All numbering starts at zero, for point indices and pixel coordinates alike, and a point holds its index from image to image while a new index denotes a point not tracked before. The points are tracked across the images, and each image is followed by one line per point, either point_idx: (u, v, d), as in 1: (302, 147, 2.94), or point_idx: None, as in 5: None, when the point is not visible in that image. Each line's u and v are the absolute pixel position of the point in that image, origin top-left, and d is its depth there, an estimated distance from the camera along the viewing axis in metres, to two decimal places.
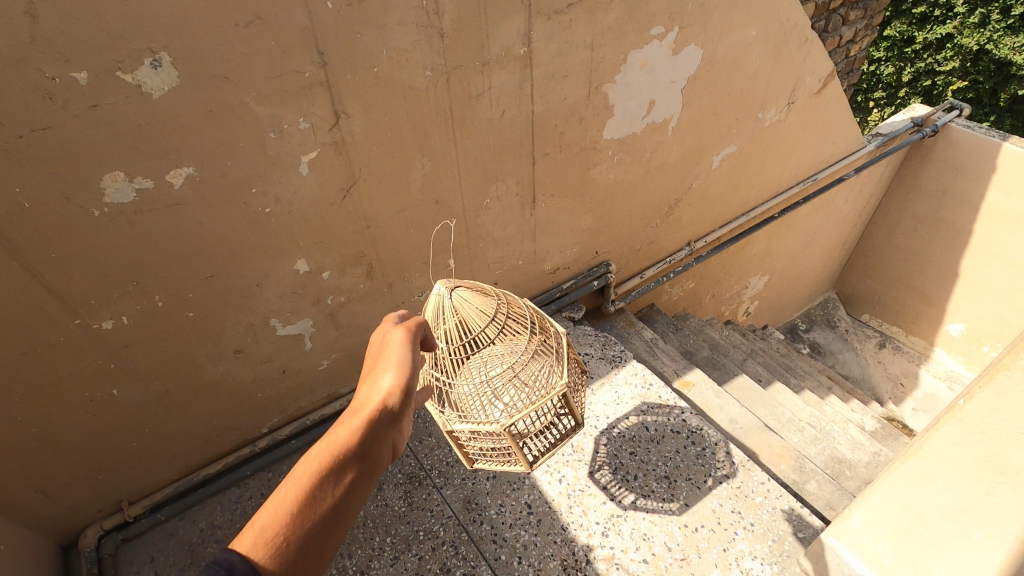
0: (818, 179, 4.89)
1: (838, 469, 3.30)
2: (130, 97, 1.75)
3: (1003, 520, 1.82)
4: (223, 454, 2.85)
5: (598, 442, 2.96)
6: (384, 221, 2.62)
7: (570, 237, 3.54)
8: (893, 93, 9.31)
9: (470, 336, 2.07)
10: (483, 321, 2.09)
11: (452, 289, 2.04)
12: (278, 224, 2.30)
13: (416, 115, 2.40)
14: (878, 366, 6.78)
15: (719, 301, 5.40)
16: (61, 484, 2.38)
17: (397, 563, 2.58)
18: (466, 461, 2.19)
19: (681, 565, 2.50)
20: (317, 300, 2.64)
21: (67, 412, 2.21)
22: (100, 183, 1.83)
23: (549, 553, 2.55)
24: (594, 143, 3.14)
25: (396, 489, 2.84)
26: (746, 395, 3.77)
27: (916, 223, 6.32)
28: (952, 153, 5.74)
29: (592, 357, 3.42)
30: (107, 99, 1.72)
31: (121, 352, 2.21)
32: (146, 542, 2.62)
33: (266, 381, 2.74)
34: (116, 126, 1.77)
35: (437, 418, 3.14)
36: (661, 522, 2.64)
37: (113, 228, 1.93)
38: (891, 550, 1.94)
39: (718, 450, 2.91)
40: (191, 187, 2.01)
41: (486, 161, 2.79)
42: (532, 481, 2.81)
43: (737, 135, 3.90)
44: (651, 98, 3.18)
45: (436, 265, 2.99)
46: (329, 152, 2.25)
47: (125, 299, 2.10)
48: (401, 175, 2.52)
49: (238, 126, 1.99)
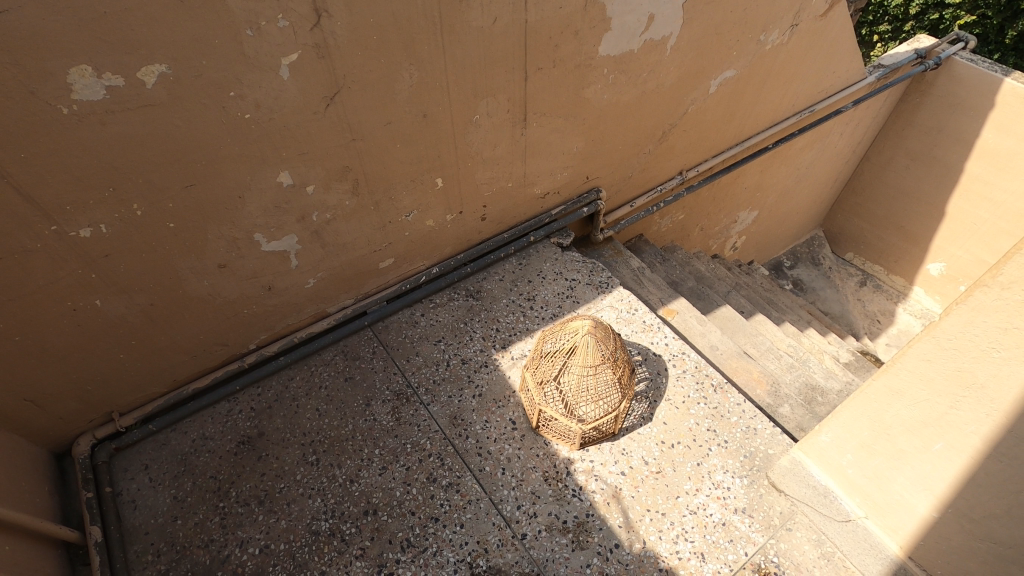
0: (815, 111, 4.83)
1: (811, 395, 3.45)
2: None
3: (962, 431, 1.87)
4: (211, 370, 2.88)
5: (657, 367, 3.18)
6: (370, 135, 2.55)
7: (560, 161, 3.47)
8: (898, 27, 9.11)
9: (558, 376, 2.69)
10: (562, 366, 2.68)
11: (551, 334, 2.74)
12: (258, 131, 2.22)
13: (402, 18, 2.29)
14: (857, 303, 7.03)
15: (707, 235, 5.49)
16: (49, 393, 2.39)
17: (386, 472, 2.69)
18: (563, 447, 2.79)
19: (656, 477, 2.72)
20: (303, 216, 2.61)
21: (50, 321, 2.20)
22: (65, 77, 1.74)
23: (532, 465, 2.73)
24: (591, 59, 3.05)
25: (384, 405, 2.93)
26: (727, 324, 3.98)
27: (909, 161, 6.35)
28: (952, 89, 5.71)
29: (579, 284, 3.55)
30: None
31: (102, 263, 2.18)
32: (139, 452, 2.73)
33: (252, 298, 2.74)
34: (77, 12, 1.66)
35: (424, 340, 3.21)
36: (640, 438, 2.86)
37: (83, 128, 1.85)
38: (855, 461, 2.29)
39: (698, 373, 3.16)
40: (164, 87, 1.92)
41: (477, 74, 2.68)
42: (516, 400, 2.98)
43: (738, 58, 3.83)
44: (651, 12, 3.07)
45: (424, 184, 2.94)
46: (310, 56, 2.16)
47: (101, 206, 2.04)
48: (387, 85, 2.44)
49: (211, 21, 1.89)
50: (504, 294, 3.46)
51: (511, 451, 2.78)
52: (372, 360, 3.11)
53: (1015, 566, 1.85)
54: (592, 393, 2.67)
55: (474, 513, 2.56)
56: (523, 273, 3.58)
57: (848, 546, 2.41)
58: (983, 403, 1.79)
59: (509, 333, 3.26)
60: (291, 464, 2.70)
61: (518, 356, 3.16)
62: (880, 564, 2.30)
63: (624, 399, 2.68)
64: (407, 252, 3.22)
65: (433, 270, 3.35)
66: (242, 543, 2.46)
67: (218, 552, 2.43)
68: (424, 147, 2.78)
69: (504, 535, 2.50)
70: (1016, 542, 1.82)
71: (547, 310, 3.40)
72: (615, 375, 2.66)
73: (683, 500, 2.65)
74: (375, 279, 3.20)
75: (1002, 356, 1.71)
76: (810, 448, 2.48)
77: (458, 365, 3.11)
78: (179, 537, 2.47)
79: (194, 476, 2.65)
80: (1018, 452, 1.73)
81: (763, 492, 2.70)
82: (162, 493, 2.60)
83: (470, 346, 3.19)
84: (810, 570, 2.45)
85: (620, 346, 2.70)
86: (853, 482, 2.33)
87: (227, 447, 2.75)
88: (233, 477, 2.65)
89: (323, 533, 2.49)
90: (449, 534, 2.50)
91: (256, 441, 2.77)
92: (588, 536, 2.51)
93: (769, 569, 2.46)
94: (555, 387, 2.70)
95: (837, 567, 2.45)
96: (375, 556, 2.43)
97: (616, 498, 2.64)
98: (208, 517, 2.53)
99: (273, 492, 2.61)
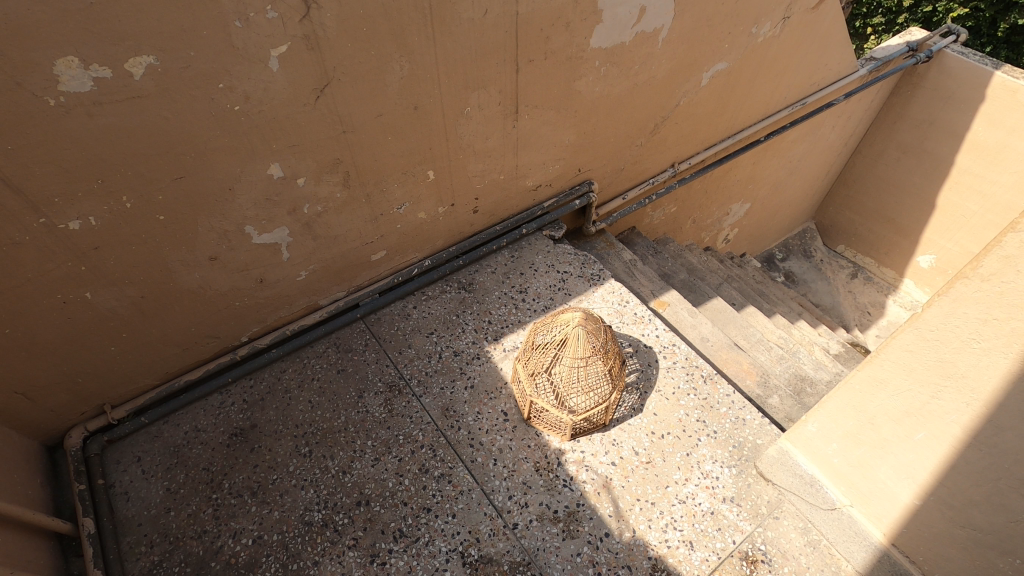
0: (807, 103, 4.85)
1: (800, 386, 3.50)
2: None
3: (943, 420, 1.91)
4: (203, 362, 2.88)
5: (648, 358, 3.20)
6: (360, 127, 2.54)
7: (552, 153, 3.48)
8: (892, 19, 9.10)
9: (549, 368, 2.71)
10: (552, 357, 2.69)
11: (543, 326, 2.75)
12: (248, 123, 2.22)
13: (392, 9, 2.28)
14: (848, 296, 7.10)
15: (700, 227, 5.51)
16: (39, 385, 2.39)
17: (379, 463, 2.70)
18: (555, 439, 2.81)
19: (646, 467, 2.75)
20: (294, 209, 2.61)
21: (40, 314, 2.19)
22: (52, 69, 1.73)
23: (523, 456, 2.76)
24: (582, 51, 3.04)
25: (376, 397, 2.94)
26: (718, 316, 4.02)
27: (900, 154, 6.39)
28: (943, 82, 5.74)
29: (571, 277, 3.57)
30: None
31: (91, 255, 2.17)
32: (132, 444, 2.73)
33: (243, 291, 2.74)
34: (62, 1, 1.64)
35: (416, 332, 3.22)
36: (630, 429, 2.89)
37: (70, 120, 1.84)
38: (840, 451, 2.33)
39: (688, 365, 3.19)
40: (152, 78, 1.91)
41: (468, 66, 2.67)
42: (508, 391, 3.00)
43: (730, 51, 3.84)
44: (643, 4, 3.07)
45: (415, 176, 2.94)
46: (300, 47, 2.15)
47: (90, 198, 2.03)
48: (377, 77, 2.43)
49: (199, 12, 1.87)
50: (497, 286, 3.48)
51: (503, 442, 2.80)
52: (364, 352, 3.12)
53: (995, 553, 1.90)
54: (583, 385, 2.69)
55: (466, 504, 2.58)
56: (515, 265, 3.59)
57: (834, 534, 2.45)
58: (964, 393, 1.82)
59: (501, 325, 3.28)
60: (284, 456, 2.71)
61: (510, 348, 3.18)
62: (865, 551, 2.35)
63: (615, 392, 2.71)
64: (400, 245, 3.22)
65: (425, 263, 3.35)
66: (235, 534, 2.47)
67: (210, 542, 2.45)
68: (416, 140, 2.78)
69: (495, 525, 2.52)
70: (997, 529, 1.86)
71: (539, 303, 3.42)
72: (606, 368, 2.68)
73: (673, 489, 2.69)
74: (367, 271, 3.21)
75: (983, 347, 1.74)
76: (797, 438, 2.51)
77: (450, 357, 3.13)
78: (172, 528, 2.48)
79: (186, 468, 2.66)
80: (998, 441, 1.77)
81: (752, 482, 2.73)
82: (155, 485, 2.61)
83: (463, 338, 3.21)
84: (796, 557, 2.49)
85: (611, 338, 2.72)
86: (838, 470, 2.37)
87: (220, 439, 2.76)
88: (225, 469, 2.66)
89: (316, 524, 2.51)
90: (441, 524, 2.52)
91: (248, 433, 2.78)
92: (579, 526, 2.54)
93: (756, 557, 2.50)
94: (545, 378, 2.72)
95: (823, 554, 2.49)
96: (368, 546, 2.45)
97: (607, 488, 2.67)
98: (200, 509, 2.54)
99: (266, 483, 2.62)
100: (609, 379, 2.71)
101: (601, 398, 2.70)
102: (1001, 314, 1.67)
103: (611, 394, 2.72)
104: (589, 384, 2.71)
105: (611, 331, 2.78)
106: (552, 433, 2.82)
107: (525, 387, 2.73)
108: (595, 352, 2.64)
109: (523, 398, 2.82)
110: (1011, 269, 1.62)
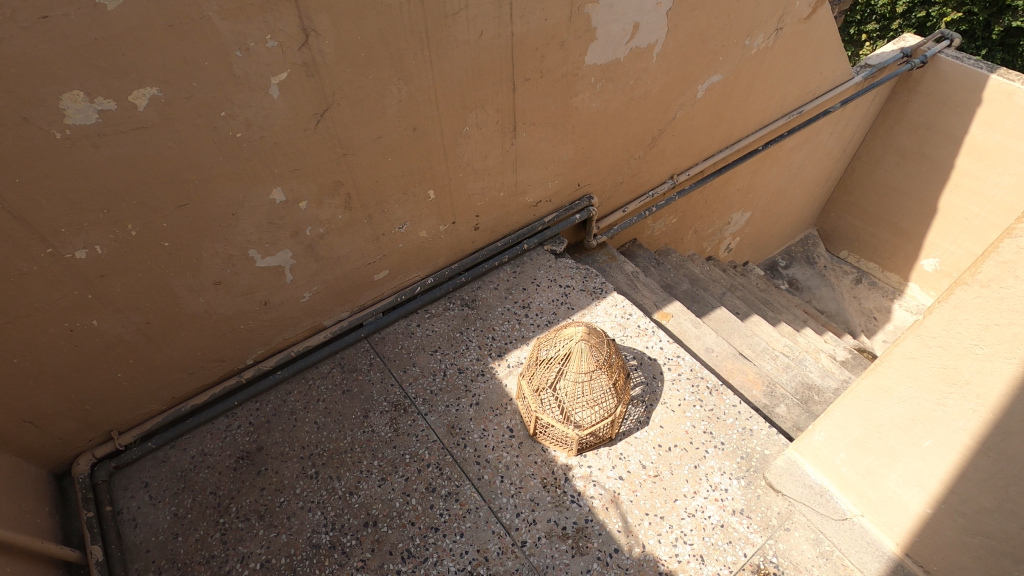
0: (804, 112, 4.90)
1: (807, 395, 3.49)
2: (81, 8, 1.67)
3: (950, 427, 1.90)
4: (208, 386, 2.89)
5: (652, 370, 3.20)
6: (361, 150, 2.58)
7: (551, 169, 3.51)
8: (887, 25, 9.26)
9: (550, 383, 2.70)
10: (552, 373, 2.69)
11: (547, 338, 2.77)
12: (249, 148, 2.25)
13: (389, 34, 2.32)
14: (853, 301, 7.08)
15: (701, 237, 5.54)
16: (48, 413, 2.41)
17: (385, 483, 2.70)
18: (558, 454, 2.81)
19: (654, 480, 2.74)
20: (296, 231, 2.63)
21: (46, 343, 2.21)
22: (57, 103, 1.76)
23: (530, 472, 2.75)
24: (578, 69, 3.09)
25: (382, 417, 2.94)
26: (721, 325, 4.03)
27: (898, 158, 6.42)
28: (939, 86, 5.78)
29: (574, 291, 3.59)
30: (57, 11, 1.64)
31: (97, 283, 2.19)
32: (138, 469, 2.74)
33: (247, 314, 2.75)
34: (66, 38, 1.68)
35: (420, 350, 3.24)
36: (636, 443, 2.88)
37: (75, 151, 1.88)
38: (848, 459, 2.31)
39: (693, 376, 3.18)
40: (155, 109, 1.95)
41: (465, 87, 2.72)
42: (513, 408, 2.99)
43: (724, 63, 3.89)
44: (636, 20, 3.11)
45: (416, 196, 2.97)
46: (299, 74, 2.19)
47: (96, 227, 2.06)
48: (375, 100, 2.47)
49: (200, 43, 1.91)
50: (499, 302, 3.49)
51: (509, 458, 2.79)
52: (369, 371, 3.14)
53: (1008, 560, 1.89)
54: (586, 400, 2.68)
55: (473, 522, 2.57)
56: (517, 281, 3.61)
57: (846, 545, 2.43)
58: (969, 399, 1.81)
59: (505, 341, 3.29)
60: (291, 478, 2.71)
61: (514, 364, 3.19)
62: (879, 561, 2.32)
63: (618, 405, 2.69)
64: (403, 263, 3.25)
65: (427, 281, 3.38)
66: (242, 558, 2.46)
67: (219, 567, 2.44)
68: (416, 160, 2.82)
69: (504, 543, 2.50)
70: (1011, 537, 1.84)
71: (542, 317, 3.43)
72: (611, 382, 2.66)
73: (681, 502, 2.66)
74: (369, 291, 3.23)
75: (986, 353, 1.73)
76: (804, 448, 2.48)
77: (454, 374, 3.13)
78: (180, 554, 2.47)
79: (194, 492, 2.66)
80: (1007, 447, 1.75)
81: (761, 493, 2.71)
82: (162, 510, 2.61)
83: (466, 355, 3.22)
84: (809, 569, 2.46)
85: (614, 351, 2.72)
86: (847, 479, 2.35)
87: (227, 462, 2.76)
88: (232, 492, 2.66)
89: (323, 546, 2.50)
90: (449, 543, 2.50)
91: (255, 456, 2.79)
92: (588, 542, 2.52)
93: (768, 569, 2.47)
94: (546, 393, 2.73)
95: (836, 565, 2.46)
96: (376, 567, 2.43)
97: (614, 503, 2.65)
98: (208, 533, 2.53)
99: (273, 506, 2.62)
100: (613, 392, 2.69)
101: (606, 412, 2.68)
102: (1002, 319, 1.66)
103: (614, 408, 2.70)
104: (595, 399, 2.68)
105: (615, 344, 2.76)
106: (555, 448, 2.82)
107: (529, 403, 2.74)
108: (598, 368, 2.62)
109: (524, 411, 2.85)
110: (1010, 275, 1.62)
